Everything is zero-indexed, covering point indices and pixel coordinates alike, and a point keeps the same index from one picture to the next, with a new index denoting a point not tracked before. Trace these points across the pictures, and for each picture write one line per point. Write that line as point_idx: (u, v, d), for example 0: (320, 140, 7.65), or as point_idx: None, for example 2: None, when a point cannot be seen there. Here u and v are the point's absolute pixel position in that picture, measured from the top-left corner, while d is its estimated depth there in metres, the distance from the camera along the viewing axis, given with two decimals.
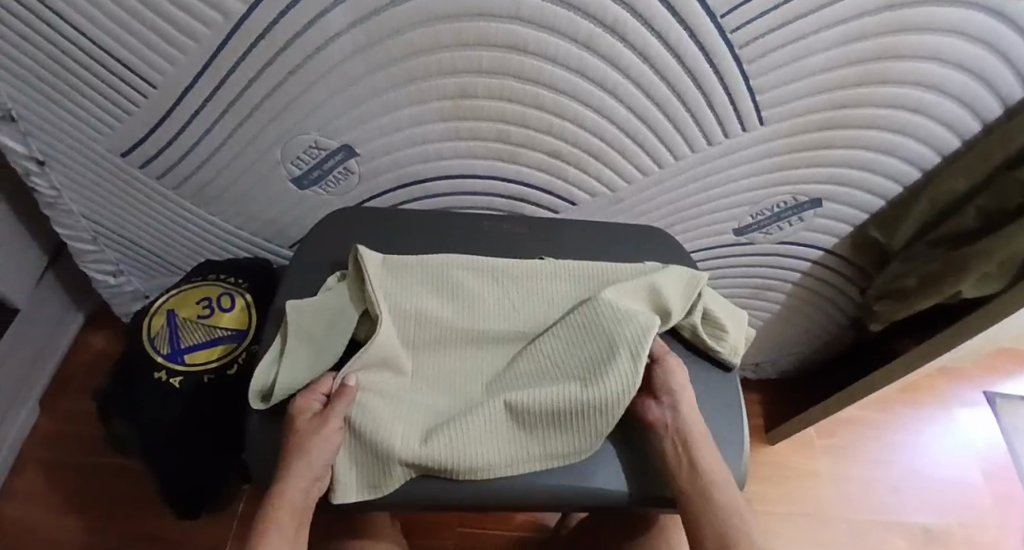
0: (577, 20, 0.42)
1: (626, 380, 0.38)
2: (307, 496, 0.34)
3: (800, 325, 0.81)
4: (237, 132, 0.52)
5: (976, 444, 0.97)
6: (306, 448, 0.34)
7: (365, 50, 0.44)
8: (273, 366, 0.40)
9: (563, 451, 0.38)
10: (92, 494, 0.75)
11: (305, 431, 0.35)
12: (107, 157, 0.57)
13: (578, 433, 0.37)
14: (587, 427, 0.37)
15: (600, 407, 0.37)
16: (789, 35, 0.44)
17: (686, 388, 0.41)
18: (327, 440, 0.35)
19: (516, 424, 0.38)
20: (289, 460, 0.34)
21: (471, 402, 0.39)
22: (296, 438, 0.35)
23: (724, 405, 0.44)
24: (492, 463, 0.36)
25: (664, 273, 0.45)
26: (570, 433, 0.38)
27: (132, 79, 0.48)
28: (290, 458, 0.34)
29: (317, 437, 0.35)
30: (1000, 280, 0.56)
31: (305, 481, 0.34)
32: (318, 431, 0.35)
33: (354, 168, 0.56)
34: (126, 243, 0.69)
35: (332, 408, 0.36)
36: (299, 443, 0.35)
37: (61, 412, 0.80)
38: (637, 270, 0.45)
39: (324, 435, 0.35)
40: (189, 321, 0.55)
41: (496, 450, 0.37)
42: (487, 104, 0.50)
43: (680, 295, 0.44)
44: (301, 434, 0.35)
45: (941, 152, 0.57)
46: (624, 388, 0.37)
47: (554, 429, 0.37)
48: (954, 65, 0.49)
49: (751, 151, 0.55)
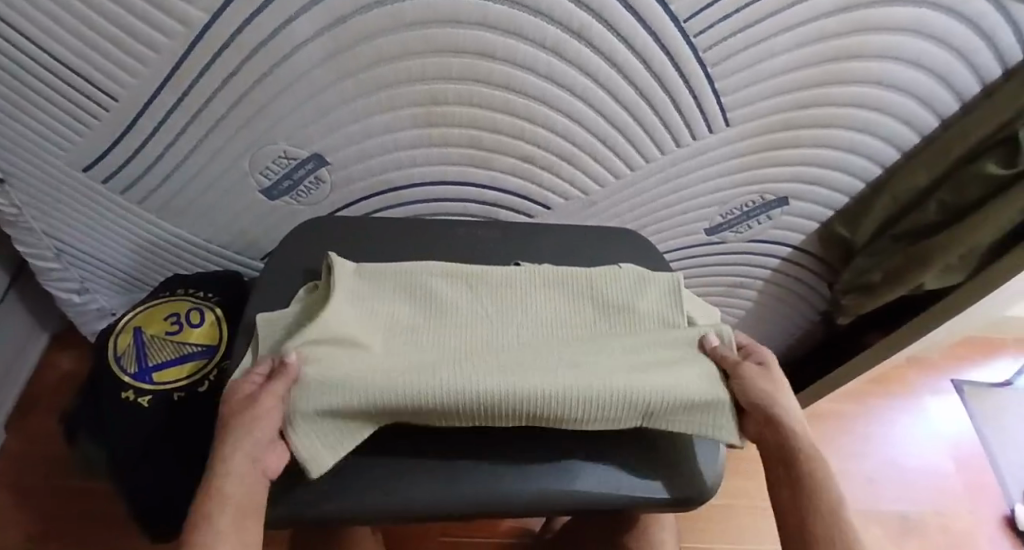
0: (543, 26, 0.43)
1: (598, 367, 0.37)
2: (245, 477, 0.31)
3: (774, 321, 0.82)
4: (204, 143, 0.51)
5: (946, 433, 1.00)
6: (241, 425, 0.33)
7: (333, 59, 0.44)
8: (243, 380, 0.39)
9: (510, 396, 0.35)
10: (60, 521, 0.72)
11: (241, 409, 0.34)
12: (67, 171, 0.55)
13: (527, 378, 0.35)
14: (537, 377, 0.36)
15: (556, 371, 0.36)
16: (749, 38, 0.45)
17: (781, 392, 0.40)
18: (258, 417, 0.33)
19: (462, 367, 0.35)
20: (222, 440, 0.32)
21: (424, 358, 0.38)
22: (232, 419, 0.34)
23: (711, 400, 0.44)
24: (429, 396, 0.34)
25: (641, 280, 0.44)
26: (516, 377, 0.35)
27: (93, 91, 0.47)
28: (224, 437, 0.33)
29: (252, 413, 0.33)
30: (960, 270, 0.58)
31: (242, 460, 0.32)
32: (249, 410, 0.33)
33: (326, 177, 0.56)
34: (91, 260, 0.67)
35: (268, 389, 0.34)
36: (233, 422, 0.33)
37: (29, 434, 0.78)
38: (618, 276, 0.45)
39: (259, 411, 0.33)
40: (157, 338, 0.53)
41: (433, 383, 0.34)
42: (459, 110, 0.50)
43: (652, 287, 0.44)
44: (235, 414, 0.34)
45: (900, 149, 0.59)
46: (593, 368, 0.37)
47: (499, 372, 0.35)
48: (910, 64, 0.51)
49: (718, 151, 0.56)
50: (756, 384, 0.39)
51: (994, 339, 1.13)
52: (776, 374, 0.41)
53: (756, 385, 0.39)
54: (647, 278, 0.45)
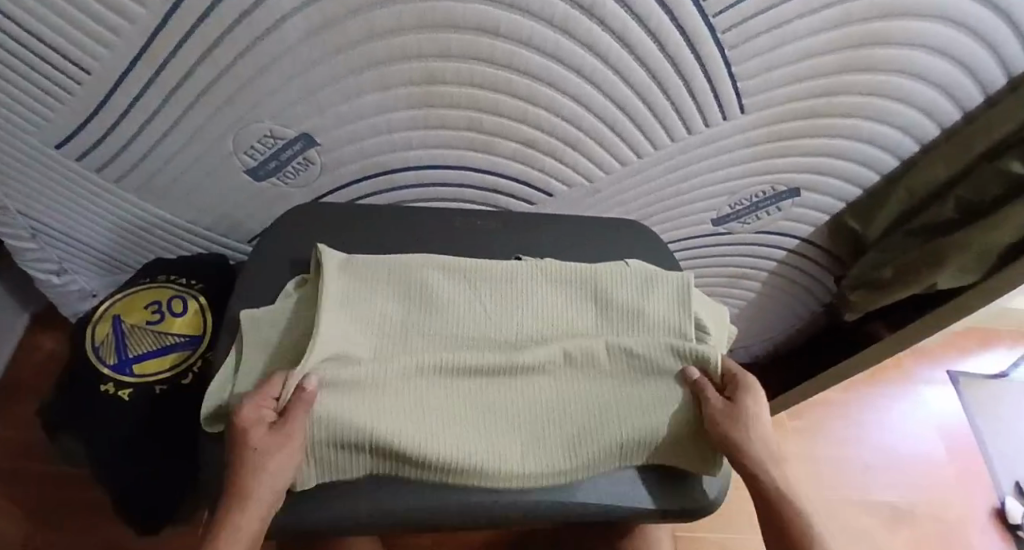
0: (552, 2, 0.40)
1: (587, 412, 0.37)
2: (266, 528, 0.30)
3: (776, 312, 0.81)
4: (184, 121, 0.48)
5: (940, 423, 1.00)
6: (268, 467, 0.31)
7: (323, 33, 0.41)
8: (229, 381, 0.37)
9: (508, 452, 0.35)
10: (47, 505, 0.71)
11: (266, 443, 0.31)
12: (37, 148, 0.52)
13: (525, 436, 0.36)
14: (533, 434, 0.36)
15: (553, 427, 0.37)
16: (771, 21, 0.42)
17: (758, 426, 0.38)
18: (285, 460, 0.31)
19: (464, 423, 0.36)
20: (245, 484, 0.30)
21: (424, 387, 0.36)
22: (252, 453, 0.31)
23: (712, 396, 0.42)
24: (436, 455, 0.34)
25: (647, 281, 0.42)
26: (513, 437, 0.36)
27: (62, 64, 0.43)
28: (246, 479, 0.31)
29: (281, 449, 0.31)
30: (977, 269, 0.56)
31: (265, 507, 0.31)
32: (279, 448, 0.31)
33: (315, 158, 0.53)
34: (69, 240, 0.64)
35: (295, 424, 0.32)
36: (256, 461, 0.31)
37: (12, 418, 0.76)
38: (623, 274, 0.43)
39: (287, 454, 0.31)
40: (138, 328, 0.50)
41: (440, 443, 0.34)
42: (458, 91, 0.47)
43: (659, 287, 0.42)
44: (257, 448, 0.31)
45: (919, 141, 0.56)
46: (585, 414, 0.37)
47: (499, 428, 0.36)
48: (938, 53, 0.48)
49: (731, 140, 0.53)
50: (730, 431, 0.37)
51: (991, 328, 1.12)
52: (754, 404, 0.39)
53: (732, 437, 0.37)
54: (654, 279, 0.43)
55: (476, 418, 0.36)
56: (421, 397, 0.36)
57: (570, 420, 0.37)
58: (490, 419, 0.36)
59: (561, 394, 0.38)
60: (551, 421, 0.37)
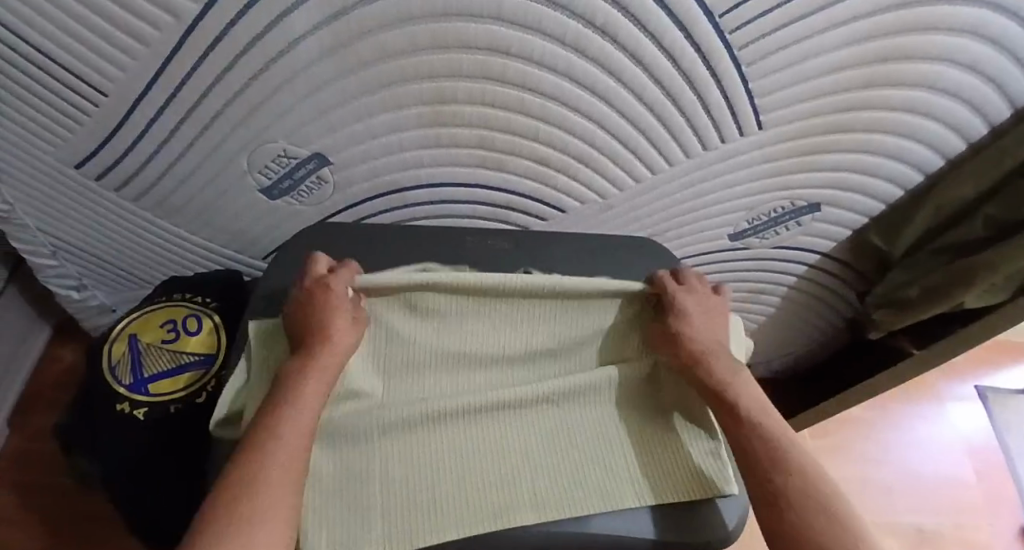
0: (565, 21, 0.39)
1: (595, 444, 0.38)
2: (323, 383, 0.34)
3: (795, 328, 0.79)
4: (200, 141, 0.48)
5: (966, 443, 0.97)
6: (335, 323, 0.36)
7: (335, 54, 0.41)
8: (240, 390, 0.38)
9: (519, 487, 0.35)
10: (64, 518, 0.72)
11: (327, 302, 0.36)
12: (57, 167, 0.53)
13: (535, 469, 0.36)
14: (543, 466, 0.36)
15: (562, 460, 0.37)
16: (789, 37, 0.41)
17: (712, 314, 0.41)
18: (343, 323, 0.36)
19: (474, 459, 0.36)
20: (329, 327, 0.35)
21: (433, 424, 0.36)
22: (321, 311, 0.36)
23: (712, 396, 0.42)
24: (446, 496, 0.34)
25: None
26: (524, 469, 0.36)
27: (80, 86, 0.44)
28: (330, 323, 0.35)
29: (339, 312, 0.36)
30: (1005, 290, 0.54)
31: (328, 364, 0.34)
32: (342, 314, 0.36)
33: (328, 176, 0.53)
34: (88, 256, 0.64)
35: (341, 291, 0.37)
36: (338, 305, 0.36)
37: (31, 430, 0.77)
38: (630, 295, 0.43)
39: (341, 321, 0.36)
40: (153, 346, 0.50)
41: (450, 484, 0.35)
42: (470, 110, 0.47)
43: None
44: (325, 308, 0.36)
45: (946, 156, 0.54)
46: (593, 445, 0.38)
47: (510, 463, 0.36)
48: (965, 68, 0.46)
49: (748, 156, 0.52)
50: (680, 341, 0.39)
51: None
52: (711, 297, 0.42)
53: (682, 304, 0.40)
54: None
55: (487, 454, 0.36)
56: (430, 435, 0.36)
57: (579, 453, 0.37)
58: (500, 454, 0.36)
59: (568, 427, 0.38)
60: (559, 455, 0.37)
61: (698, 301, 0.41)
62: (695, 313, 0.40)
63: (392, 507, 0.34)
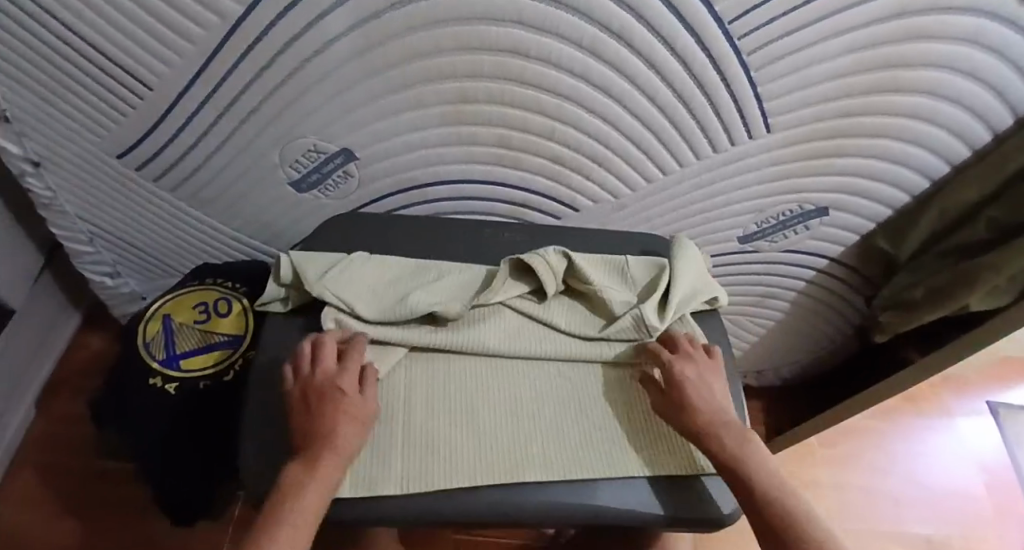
0: (583, 26, 0.42)
1: (605, 418, 0.39)
2: (321, 492, 0.31)
3: (803, 333, 0.80)
4: (235, 135, 0.51)
5: (977, 456, 0.96)
6: (338, 425, 0.33)
7: (365, 54, 0.44)
8: (280, 288, 0.42)
9: (532, 448, 0.37)
10: (85, 498, 0.74)
11: (330, 403, 0.34)
12: (100, 157, 0.56)
13: (548, 432, 0.38)
14: (556, 430, 0.38)
15: (574, 428, 0.38)
16: (795, 43, 0.43)
17: (712, 379, 0.39)
18: (348, 426, 0.33)
19: (490, 420, 0.38)
20: (332, 431, 0.33)
21: (456, 388, 0.39)
22: (323, 412, 0.34)
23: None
24: (463, 449, 0.36)
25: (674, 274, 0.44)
26: (538, 434, 0.37)
27: (127, 80, 0.47)
28: (334, 428, 0.33)
29: (343, 415, 0.34)
30: (1008, 292, 0.54)
31: (327, 470, 0.32)
32: (348, 414, 0.34)
33: (354, 171, 0.56)
34: (122, 244, 0.68)
35: (348, 393, 0.35)
36: (346, 401, 0.34)
37: (58, 413, 0.80)
38: (627, 299, 0.43)
39: (343, 424, 0.33)
40: (186, 326, 0.52)
41: (467, 440, 0.36)
42: (489, 109, 0.49)
43: (672, 287, 0.43)
44: (330, 410, 0.34)
45: (950, 162, 0.55)
46: (604, 417, 0.39)
47: (523, 426, 0.38)
48: (966, 75, 0.48)
49: (756, 159, 0.54)
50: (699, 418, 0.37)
51: None
52: (711, 359, 0.40)
53: (678, 371, 0.38)
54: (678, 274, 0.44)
55: (502, 416, 0.38)
56: (451, 395, 0.38)
57: (589, 422, 0.39)
58: (515, 419, 0.38)
59: (581, 398, 0.40)
60: (571, 421, 0.38)
61: (697, 368, 0.39)
62: (695, 379, 0.38)
63: (412, 456, 0.35)
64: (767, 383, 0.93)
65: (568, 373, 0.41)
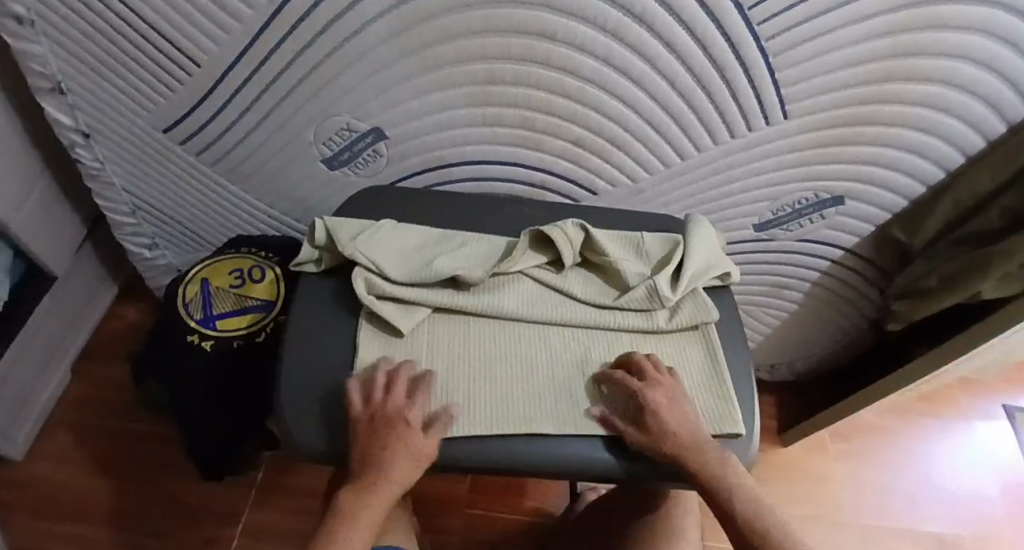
0: (607, 10, 0.44)
1: None
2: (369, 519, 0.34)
3: (817, 326, 0.81)
4: (274, 112, 0.54)
5: (993, 460, 0.95)
6: (393, 458, 0.34)
7: (399, 36, 0.46)
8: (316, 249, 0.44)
9: (546, 404, 0.39)
10: (117, 458, 0.78)
11: (387, 435, 0.35)
12: (147, 132, 0.59)
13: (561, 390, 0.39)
14: (569, 388, 0.40)
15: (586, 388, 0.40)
16: (813, 30, 0.45)
17: (683, 400, 0.38)
18: (403, 461, 0.35)
19: (506, 376, 0.40)
20: (386, 464, 0.34)
21: (475, 347, 0.41)
22: (380, 444, 0.35)
23: (730, 354, 0.44)
24: (479, 401, 0.38)
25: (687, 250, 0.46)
26: (552, 391, 0.39)
27: (177, 57, 0.51)
28: (388, 461, 0.34)
29: (399, 450, 0.35)
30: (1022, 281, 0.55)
31: (379, 499, 0.34)
32: (405, 449, 0.35)
33: (383, 150, 0.58)
34: (162, 216, 0.71)
35: (408, 429, 0.35)
36: (406, 436, 0.35)
37: (94, 377, 0.84)
38: (641, 270, 0.45)
39: (399, 462, 0.34)
40: (221, 290, 0.56)
41: (483, 393, 0.39)
42: (515, 91, 0.51)
43: (685, 261, 0.45)
44: (387, 443, 0.35)
45: (965, 153, 0.56)
46: None
47: (537, 383, 0.40)
48: (982, 66, 0.49)
49: (775, 145, 0.55)
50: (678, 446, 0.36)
51: None
52: (675, 380, 0.39)
53: (650, 398, 0.37)
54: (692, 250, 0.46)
55: (518, 374, 0.40)
56: (470, 353, 0.41)
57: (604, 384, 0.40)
58: (529, 378, 0.40)
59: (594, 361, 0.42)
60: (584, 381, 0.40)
61: (666, 393, 0.38)
62: (665, 405, 0.37)
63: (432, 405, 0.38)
64: (780, 378, 0.94)
65: (582, 338, 0.43)
